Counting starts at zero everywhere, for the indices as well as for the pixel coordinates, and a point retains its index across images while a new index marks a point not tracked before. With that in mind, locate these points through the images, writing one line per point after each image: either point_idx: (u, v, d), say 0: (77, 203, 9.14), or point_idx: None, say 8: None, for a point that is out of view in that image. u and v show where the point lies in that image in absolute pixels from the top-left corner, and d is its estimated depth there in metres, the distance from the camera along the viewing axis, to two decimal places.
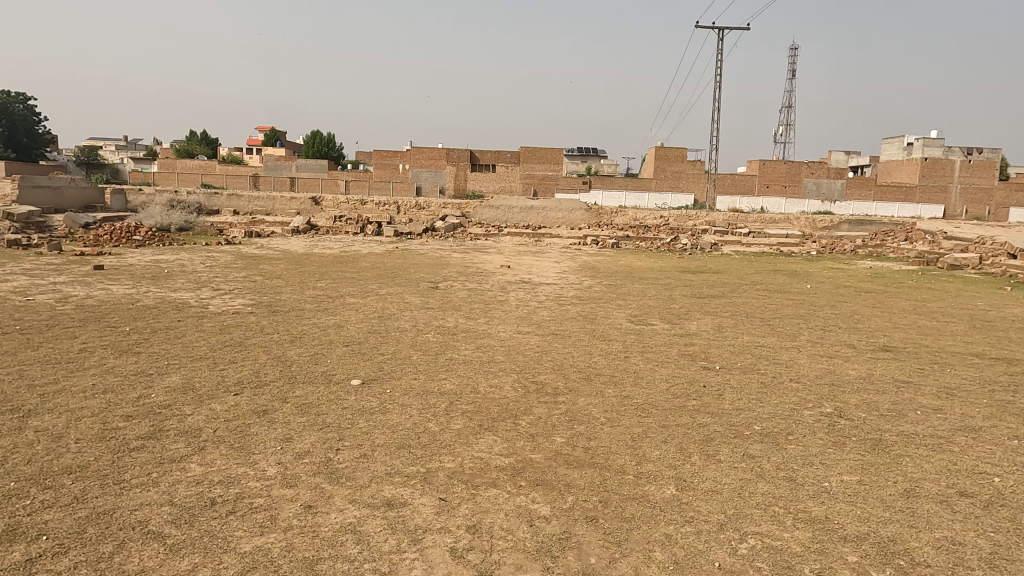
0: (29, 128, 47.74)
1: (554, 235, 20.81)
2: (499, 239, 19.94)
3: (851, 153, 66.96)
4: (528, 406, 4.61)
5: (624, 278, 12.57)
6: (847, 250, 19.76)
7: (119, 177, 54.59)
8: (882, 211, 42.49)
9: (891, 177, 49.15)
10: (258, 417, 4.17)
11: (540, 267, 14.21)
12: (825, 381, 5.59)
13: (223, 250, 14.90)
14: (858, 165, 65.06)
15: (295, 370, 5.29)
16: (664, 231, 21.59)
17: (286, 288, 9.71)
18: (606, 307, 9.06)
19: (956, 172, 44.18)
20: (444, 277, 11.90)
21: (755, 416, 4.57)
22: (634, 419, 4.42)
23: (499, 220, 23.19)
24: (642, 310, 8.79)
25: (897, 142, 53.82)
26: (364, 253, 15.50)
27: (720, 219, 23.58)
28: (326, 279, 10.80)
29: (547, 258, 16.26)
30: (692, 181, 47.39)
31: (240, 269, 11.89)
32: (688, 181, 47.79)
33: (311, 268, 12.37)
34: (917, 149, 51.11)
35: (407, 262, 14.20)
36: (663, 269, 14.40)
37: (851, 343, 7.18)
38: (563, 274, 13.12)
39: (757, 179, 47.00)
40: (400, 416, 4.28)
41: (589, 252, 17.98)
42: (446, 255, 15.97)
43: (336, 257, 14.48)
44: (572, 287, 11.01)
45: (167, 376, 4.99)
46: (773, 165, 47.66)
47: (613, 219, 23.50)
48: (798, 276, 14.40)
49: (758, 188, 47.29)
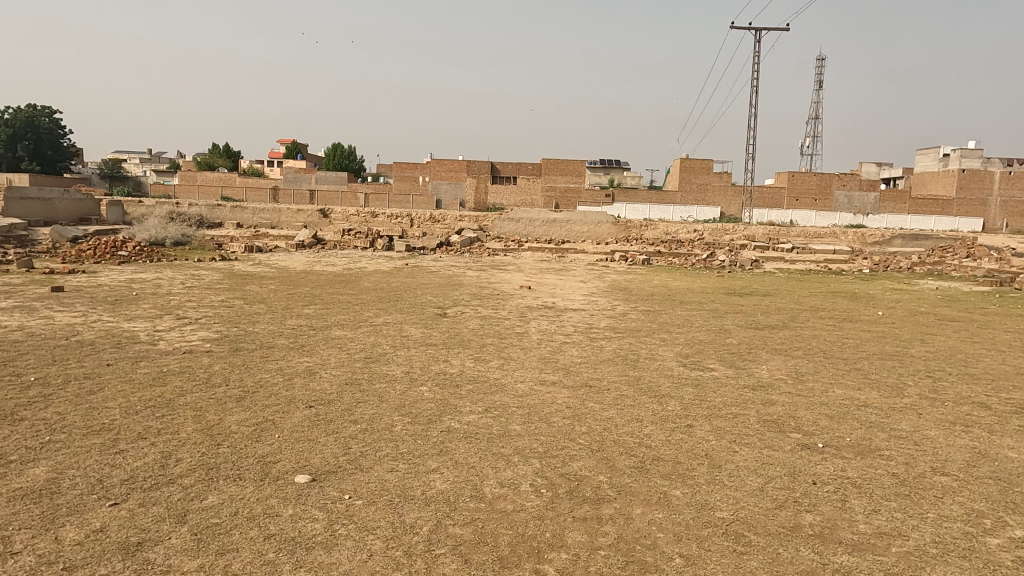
0: (54, 142, 47.91)
1: (579, 250, 19.20)
2: (519, 255, 18.41)
3: (885, 165, 64.95)
4: (557, 531, 2.97)
5: (662, 302, 10.90)
6: (903, 269, 17.94)
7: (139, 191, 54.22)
8: (920, 225, 40.39)
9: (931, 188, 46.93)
10: (120, 563, 2.58)
11: (565, 288, 12.52)
12: (986, 473, 3.86)
13: (215, 268, 13.53)
14: (891, 177, 62.69)
15: (223, 454, 3.69)
16: (700, 246, 19.83)
17: (264, 317, 8.18)
18: (649, 343, 7.39)
19: (996, 184, 42.02)
20: (455, 300, 10.33)
21: (919, 554, 2.88)
22: (728, 561, 2.75)
23: (520, 233, 21.64)
24: (694, 348, 7.12)
25: (933, 152, 51.77)
26: (369, 271, 14.03)
27: (761, 232, 21.58)
28: (316, 304, 9.29)
29: (572, 277, 14.68)
30: (719, 194, 45.54)
31: (223, 291, 10.39)
32: (715, 193, 45.93)
33: (305, 289, 10.83)
34: (953, 160, 48.96)
35: (416, 282, 12.60)
36: (705, 291, 12.72)
37: (981, 401, 5.44)
38: (592, 297, 11.43)
39: (787, 192, 45.02)
40: (353, 558, 2.66)
41: (618, 270, 16.27)
42: (460, 273, 14.48)
43: (336, 276, 12.97)
44: (604, 315, 9.39)
45: (32, 466, 3.43)
46: (803, 177, 45.72)
47: (643, 232, 21.71)
48: (859, 299, 12.63)
49: (788, 201, 45.50)
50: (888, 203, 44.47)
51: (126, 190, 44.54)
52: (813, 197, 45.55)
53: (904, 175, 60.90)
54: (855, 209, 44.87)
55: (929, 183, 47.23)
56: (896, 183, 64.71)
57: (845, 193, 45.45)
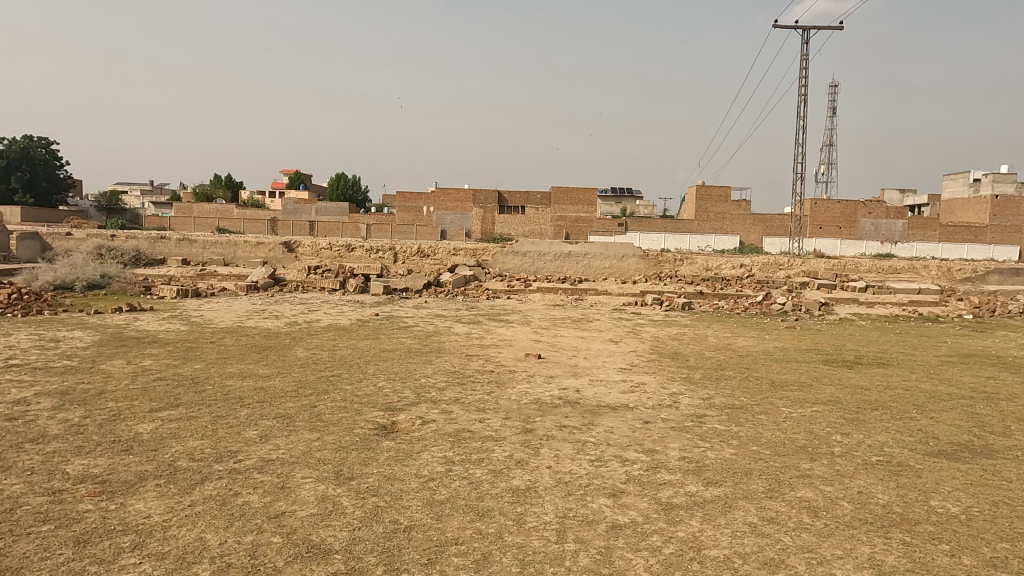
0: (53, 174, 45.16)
1: (600, 291, 15.42)
2: (525, 298, 14.66)
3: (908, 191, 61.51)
4: None
5: (748, 386, 7.04)
6: (1016, 313, 14.02)
7: (130, 224, 51.27)
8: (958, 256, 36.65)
9: (966, 215, 43.24)
10: None
11: (591, 354, 8.67)
12: None
13: (105, 326, 9.80)
14: (911, 204, 59.25)
15: None
16: (750, 286, 16.02)
17: (40, 449, 4.35)
18: (798, 529, 3.48)
19: None
20: (423, 389, 6.49)
21: None
22: None
23: (526, 269, 17.91)
24: (907, 555, 3.22)
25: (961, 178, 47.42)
26: (321, 327, 10.29)
27: (823, 267, 17.63)
28: (177, 408, 5.47)
29: (597, 332, 10.86)
30: (737, 221, 41.89)
31: (57, 373, 6.60)
32: (734, 223, 42.36)
33: (192, 368, 7.03)
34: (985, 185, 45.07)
35: (377, 347, 8.80)
36: (795, 358, 8.86)
37: None
38: (633, 374, 7.57)
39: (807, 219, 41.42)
40: None
41: (653, 320, 12.47)
42: (444, 328, 10.71)
43: (267, 337, 9.18)
44: (670, 423, 5.51)
45: None
46: (826, 205, 42.17)
47: (677, 268, 17.89)
48: (1012, 368, 8.76)
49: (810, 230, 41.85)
50: (917, 232, 40.79)
51: (116, 222, 41.57)
52: (837, 225, 41.91)
53: (928, 203, 57.21)
54: (882, 238, 41.28)
55: (964, 209, 43.57)
56: (923, 210, 60.93)
57: (871, 221, 41.65)
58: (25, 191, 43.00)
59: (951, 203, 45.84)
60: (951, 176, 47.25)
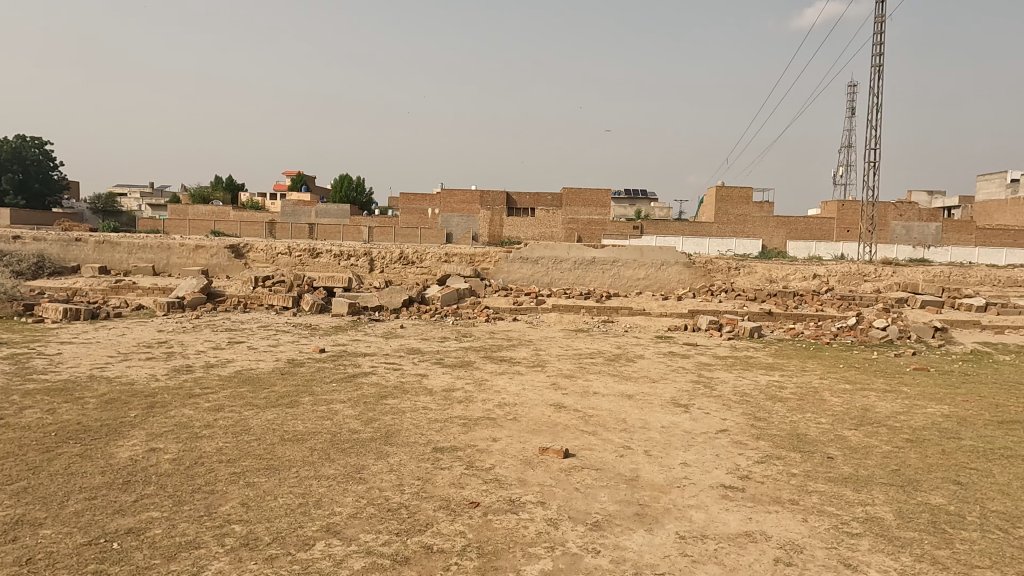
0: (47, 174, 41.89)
1: (634, 311, 11.64)
2: (535, 321, 10.90)
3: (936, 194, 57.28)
4: None
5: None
6: None
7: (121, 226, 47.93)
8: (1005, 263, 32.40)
9: (1010, 217, 39.02)
10: None
11: (658, 446, 4.90)
12: None
13: None
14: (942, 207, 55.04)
15: None
16: (831, 303, 12.22)
17: None
18: None
19: None
20: None
21: None
22: None
23: (537, 281, 14.18)
24: None
25: (995, 180, 42.47)
26: (217, 379, 6.56)
27: (918, 280, 13.70)
28: None
29: (648, 383, 7.08)
30: (759, 225, 37.88)
31: None
32: (756, 226, 38.35)
33: None
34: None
35: (283, 428, 5.05)
36: (1014, 451, 5.04)
37: None
38: (757, 508, 3.79)
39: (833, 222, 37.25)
40: None
41: (719, 358, 8.69)
42: (412, 377, 6.97)
43: (106, 406, 5.46)
44: None
45: None
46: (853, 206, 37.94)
47: (729, 279, 14.09)
48: None
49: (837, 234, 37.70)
50: (950, 237, 36.39)
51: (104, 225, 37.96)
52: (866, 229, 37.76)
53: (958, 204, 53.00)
54: (913, 243, 37.05)
55: (1006, 211, 39.32)
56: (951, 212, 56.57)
57: (903, 224, 37.51)
58: (15, 193, 39.60)
59: (988, 205, 41.52)
60: (989, 176, 42.95)
